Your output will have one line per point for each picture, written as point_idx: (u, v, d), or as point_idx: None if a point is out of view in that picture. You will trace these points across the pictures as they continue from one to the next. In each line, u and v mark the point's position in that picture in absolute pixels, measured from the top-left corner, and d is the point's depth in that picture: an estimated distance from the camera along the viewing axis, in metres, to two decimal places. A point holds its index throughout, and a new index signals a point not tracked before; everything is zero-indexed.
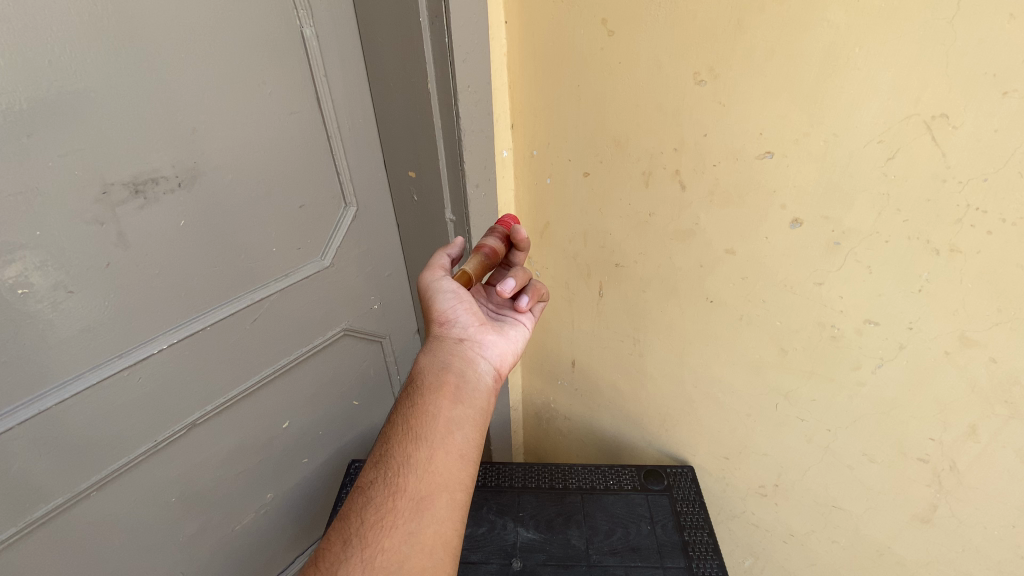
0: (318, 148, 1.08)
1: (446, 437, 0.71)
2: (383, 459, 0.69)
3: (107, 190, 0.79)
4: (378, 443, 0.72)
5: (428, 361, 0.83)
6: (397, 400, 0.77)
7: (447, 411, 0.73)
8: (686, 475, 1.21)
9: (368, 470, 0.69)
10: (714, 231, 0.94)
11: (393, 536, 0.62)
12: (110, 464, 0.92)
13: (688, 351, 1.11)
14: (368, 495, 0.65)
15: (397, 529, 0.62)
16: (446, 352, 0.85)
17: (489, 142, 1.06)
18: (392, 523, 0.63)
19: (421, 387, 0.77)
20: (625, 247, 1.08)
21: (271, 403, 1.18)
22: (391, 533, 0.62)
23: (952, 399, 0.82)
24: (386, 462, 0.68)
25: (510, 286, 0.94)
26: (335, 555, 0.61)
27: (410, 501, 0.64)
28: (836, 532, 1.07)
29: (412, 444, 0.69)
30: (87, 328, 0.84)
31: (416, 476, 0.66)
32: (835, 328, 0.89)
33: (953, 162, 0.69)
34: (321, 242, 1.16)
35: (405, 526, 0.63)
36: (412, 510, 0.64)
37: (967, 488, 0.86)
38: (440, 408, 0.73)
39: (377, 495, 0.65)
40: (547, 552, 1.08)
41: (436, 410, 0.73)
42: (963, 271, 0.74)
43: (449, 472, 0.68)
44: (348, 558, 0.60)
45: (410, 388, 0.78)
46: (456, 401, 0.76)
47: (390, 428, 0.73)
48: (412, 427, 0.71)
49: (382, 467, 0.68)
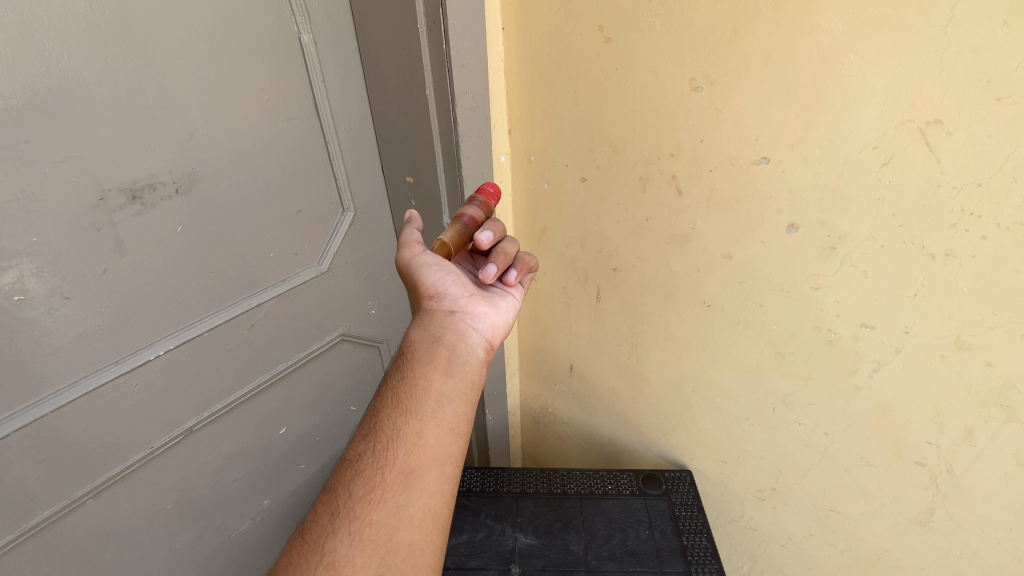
0: (315, 153, 1.08)
1: (437, 412, 0.70)
2: (371, 433, 0.68)
3: (104, 196, 0.79)
4: (366, 416, 0.72)
5: (418, 334, 0.82)
6: (386, 373, 0.77)
7: (437, 385, 0.73)
8: (685, 479, 1.21)
9: (357, 442, 0.68)
10: (711, 236, 0.94)
11: (382, 511, 0.62)
12: (106, 472, 0.92)
13: (686, 355, 1.11)
14: (357, 469, 0.65)
15: (385, 502, 0.62)
16: (436, 325, 0.84)
17: (486, 148, 1.07)
18: (380, 496, 0.62)
19: (410, 360, 0.76)
20: (622, 252, 1.08)
21: (268, 408, 1.17)
22: (379, 506, 0.62)
23: (948, 403, 0.82)
24: (376, 435, 0.68)
25: (494, 271, 0.87)
26: (323, 529, 0.60)
27: (399, 475, 0.64)
28: (835, 536, 1.07)
29: (401, 417, 0.69)
30: (84, 334, 0.83)
31: (406, 450, 0.66)
32: (831, 332, 0.89)
33: (948, 168, 0.69)
34: (318, 247, 1.15)
35: (393, 500, 0.63)
36: (401, 484, 0.63)
37: (964, 491, 0.87)
38: (430, 382, 0.73)
39: (366, 468, 0.65)
40: (546, 558, 1.07)
41: (426, 385, 0.72)
42: (959, 275, 0.74)
43: (440, 447, 0.68)
44: (336, 531, 0.60)
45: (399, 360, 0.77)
46: (447, 374, 0.75)
47: (379, 401, 0.72)
48: (401, 401, 0.70)
49: (370, 441, 0.67)
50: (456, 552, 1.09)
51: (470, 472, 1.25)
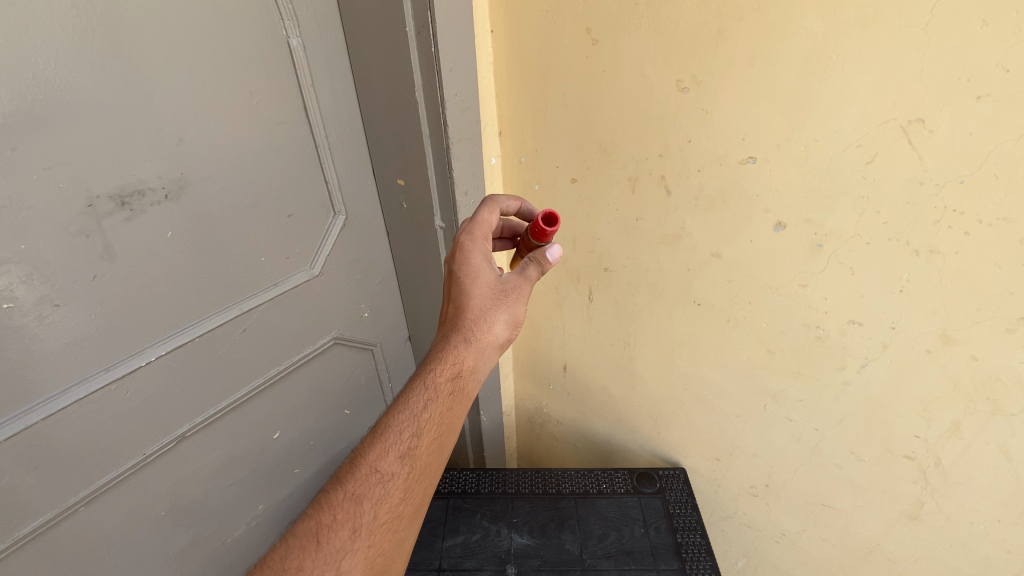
0: (305, 157, 1.08)
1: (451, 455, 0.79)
2: (409, 458, 0.73)
3: (92, 202, 0.79)
4: (404, 429, 0.75)
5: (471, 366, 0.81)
6: (430, 384, 0.77)
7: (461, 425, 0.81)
8: (678, 477, 1.22)
9: (393, 460, 0.73)
10: (700, 235, 0.95)
11: (393, 540, 0.70)
12: (98, 479, 0.91)
13: (678, 354, 1.11)
14: (387, 491, 0.71)
15: (398, 532, 0.71)
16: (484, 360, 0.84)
17: (476, 150, 1.07)
18: (397, 527, 0.71)
19: (460, 386, 0.79)
20: (613, 252, 1.09)
21: (261, 413, 1.17)
22: (393, 534, 0.70)
23: (935, 397, 0.84)
24: (412, 463, 0.73)
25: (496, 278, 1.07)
26: (343, 543, 0.66)
27: (415, 510, 0.73)
28: (827, 531, 1.08)
29: (435, 454, 0.76)
30: (74, 341, 0.83)
31: (427, 487, 0.75)
32: (820, 329, 0.90)
33: (930, 165, 0.70)
34: (309, 251, 1.15)
35: (403, 530, 0.72)
36: (414, 517, 0.73)
37: (953, 484, 0.88)
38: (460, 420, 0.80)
39: (396, 494, 0.71)
40: (541, 558, 1.07)
41: (458, 424, 0.80)
42: (943, 271, 0.76)
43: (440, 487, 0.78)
44: (356, 549, 0.67)
45: (450, 380, 0.78)
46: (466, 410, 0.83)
47: (417, 417, 0.76)
48: (439, 436, 0.76)
49: (406, 466, 0.73)
50: (452, 554, 1.09)
51: (465, 474, 1.25)
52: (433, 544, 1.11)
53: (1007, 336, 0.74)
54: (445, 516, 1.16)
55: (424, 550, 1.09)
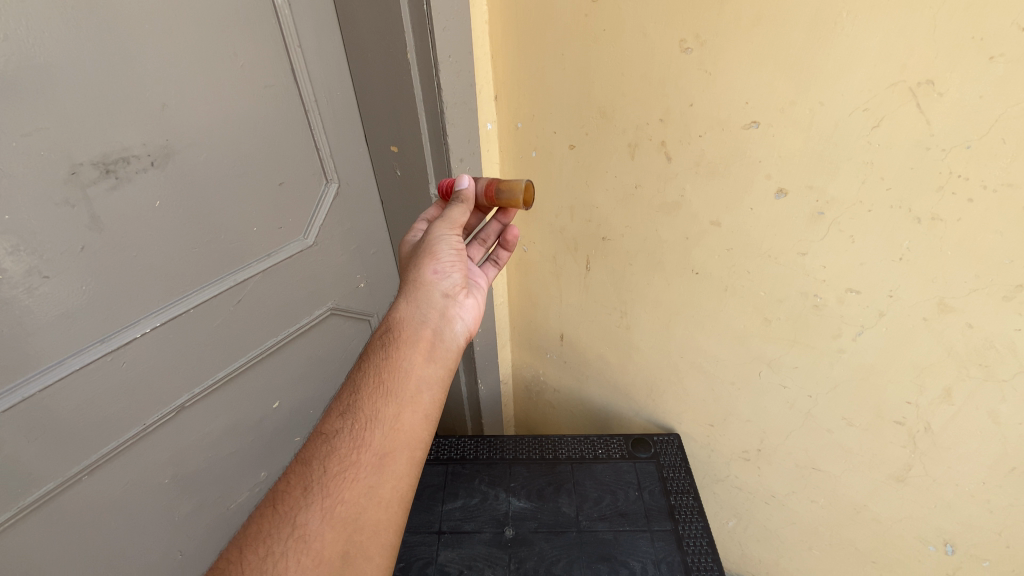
0: (294, 123, 1.05)
1: (415, 397, 0.72)
2: (350, 410, 0.69)
3: (75, 170, 0.77)
4: (346, 392, 0.72)
5: (410, 315, 0.80)
6: (369, 350, 0.77)
7: (419, 368, 0.75)
8: (672, 442, 1.24)
9: (336, 419, 0.69)
10: (700, 204, 0.94)
11: (353, 490, 0.63)
12: (100, 448, 0.92)
13: (674, 323, 1.11)
14: (334, 445, 0.66)
15: (358, 482, 0.64)
16: (428, 306, 0.82)
17: (472, 115, 1.04)
18: (354, 475, 0.64)
19: (397, 338, 0.77)
20: (611, 221, 1.07)
21: (259, 384, 1.18)
22: (352, 485, 0.64)
23: (929, 363, 0.84)
24: (355, 413, 0.69)
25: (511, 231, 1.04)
26: (295, 501, 0.61)
27: (373, 457, 0.66)
28: (816, 493, 1.11)
29: (382, 399, 0.70)
30: (66, 313, 0.82)
31: (382, 432, 0.68)
32: (817, 298, 0.90)
33: (937, 129, 0.69)
34: (302, 220, 1.13)
35: (366, 480, 0.65)
36: (375, 465, 0.65)
37: (941, 448, 0.90)
38: (413, 365, 0.74)
39: (343, 446, 0.66)
40: (538, 520, 1.10)
41: (409, 367, 0.74)
42: (944, 239, 0.75)
43: (415, 431, 0.70)
44: (308, 505, 0.61)
45: (386, 339, 0.77)
46: (430, 359, 0.77)
47: (360, 377, 0.73)
48: (383, 382, 0.71)
49: (349, 419, 0.68)
50: (451, 517, 1.11)
51: (463, 441, 1.27)
52: (434, 508, 1.13)
53: (1004, 304, 0.74)
54: (444, 481, 1.18)
55: (423, 514, 1.12)
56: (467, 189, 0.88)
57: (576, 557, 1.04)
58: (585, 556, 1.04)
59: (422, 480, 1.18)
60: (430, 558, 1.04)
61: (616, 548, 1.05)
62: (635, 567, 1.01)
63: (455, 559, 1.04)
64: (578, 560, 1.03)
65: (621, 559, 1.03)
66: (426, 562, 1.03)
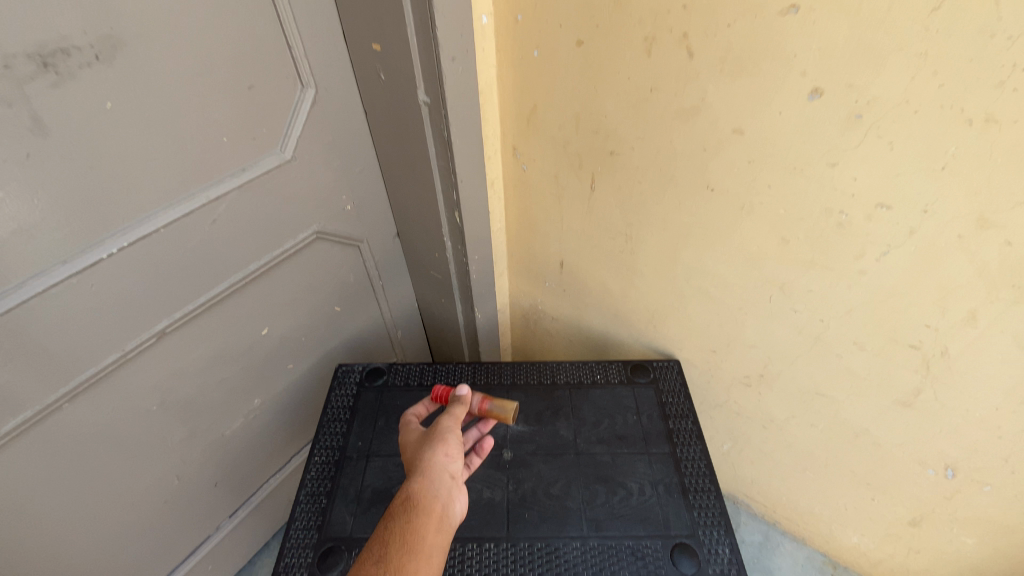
0: (260, 13, 0.90)
1: (434, 557, 0.71)
2: (381, 561, 0.67)
3: (8, 63, 0.66)
4: (373, 545, 0.70)
5: (423, 490, 0.76)
6: (386, 514, 0.74)
7: (435, 539, 0.73)
8: (672, 368, 1.22)
9: (368, 566, 0.67)
10: (721, 108, 0.84)
11: None
12: (78, 374, 0.88)
13: (684, 245, 1.04)
14: None
15: None
16: (439, 480, 0.79)
17: (464, 4, 0.90)
18: None
19: (414, 508, 0.74)
20: (620, 131, 0.97)
21: (243, 311, 1.11)
22: None
23: (957, 285, 0.79)
24: (385, 566, 0.67)
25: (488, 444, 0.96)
26: None
27: None
28: (816, 417, 1.11)
29: (408, 557, 0.69)
30: (20, 229, 0.74)
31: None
32: (843, 214, 0.83)
33: (1008, 11, 0.59)
34: (278, 130, 1.02)
35: None
36: None
37: (954, 372, 0.87)
38: (431, 535, 0.72)
39: None
40: (536, 443, 1.09)
41: (426, 538, 0.72)
42: (995, 144, 0.67)
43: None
44: None
45: (402, 506, 0.74)
46: (442, 528, 0.75)
47: (384, 534, 0.71)
48: (407, 544, 0.70)
49: (381, 566, 0.67)
50: None
51: (460, 367, 1.24)
52: None
53: None
54: None
55: None
56: (468, 394, 0.94)
57: (574, 477, 1.03)
58: (583, 476, 1.03)
59: None
60: None
61: (613, 469, 1.04)
62: (632, 486, 1.01)
63: None
64: (576, 481, 1.03)
65: (618, 479, 1.02)
66: None
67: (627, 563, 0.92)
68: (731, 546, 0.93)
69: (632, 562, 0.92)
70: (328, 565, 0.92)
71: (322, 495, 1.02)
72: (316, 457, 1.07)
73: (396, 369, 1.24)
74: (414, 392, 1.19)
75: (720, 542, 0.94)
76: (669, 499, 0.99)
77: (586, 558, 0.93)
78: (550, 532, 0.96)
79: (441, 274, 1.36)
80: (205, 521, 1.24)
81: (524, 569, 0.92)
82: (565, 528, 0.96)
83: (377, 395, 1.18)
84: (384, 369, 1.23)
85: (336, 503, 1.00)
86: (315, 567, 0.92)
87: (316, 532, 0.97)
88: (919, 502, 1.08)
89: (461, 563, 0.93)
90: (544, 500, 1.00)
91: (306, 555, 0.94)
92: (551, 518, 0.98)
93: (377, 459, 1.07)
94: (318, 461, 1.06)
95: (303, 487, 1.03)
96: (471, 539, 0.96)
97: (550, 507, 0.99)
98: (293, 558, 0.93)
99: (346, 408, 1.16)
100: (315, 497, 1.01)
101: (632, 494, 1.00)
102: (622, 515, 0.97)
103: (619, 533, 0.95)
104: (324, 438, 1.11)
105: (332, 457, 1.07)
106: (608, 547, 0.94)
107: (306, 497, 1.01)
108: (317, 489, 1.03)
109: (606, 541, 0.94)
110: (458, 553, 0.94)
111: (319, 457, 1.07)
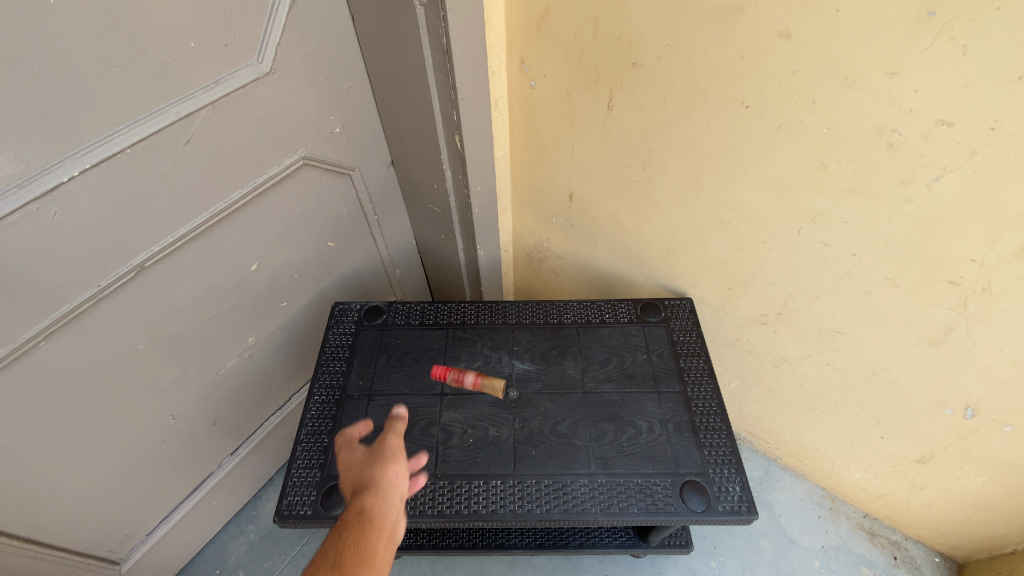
0: None
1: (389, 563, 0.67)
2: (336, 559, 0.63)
3: None
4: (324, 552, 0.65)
5: (375, 503, 0.76)
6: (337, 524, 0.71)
7: (390, 547, 0.69)
8: (685, 306, 1.16)
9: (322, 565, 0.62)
10: (767, 6, 0.72)
11: None
12: (54, 311, 0.81)
13: (708, 172, 0.95)
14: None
15: None
16: (388, 492, 0.80)
17: None
18: None
19: (366, 516, 0.73)
20: (645, 38, 0.85)
21: (229, 244, 1.03)
22: None
23: (1016, 214, 0.71)
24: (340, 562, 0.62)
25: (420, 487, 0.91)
26: None
27: None
28: (833, 356, 1.07)
29: (365, 556, 0.65)
30: None
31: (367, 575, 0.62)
32: (896, 134, 0.74)
33: None
34: (254, 36, 0.88)
35: None
36: None
37: (993, 310, 0.82)
38: (387, 540, 0.70)
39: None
40: (543, 382, 1.05)
41: (382, 542, 0.69)
42: None
43: None
44: None
45: (353, 514, 0.73)
46: (396, 539, 0.72)
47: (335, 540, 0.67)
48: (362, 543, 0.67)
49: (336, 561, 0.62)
50: (453, 380, 1.05)
51: (463, 305, 1.18)
52: (435, 371, 1.07)
53: None
54: (444, 346, 1.11)
55: (424, 377, 1.06)
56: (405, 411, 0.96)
57: (582, 416, 1.00)
58: (591, 415, 1.00)
59: (420, 345, 1.11)
60: (433, 419, 1.00)
61: (622, 408, 1.00)
62: (641, 425, 0.98)
63: (459, 419, 1.00)
64: (583, 419, 0.99)
65: (627, 418, 0.99)
66: (430, 422, 0.99)
67: (636, 500, 0.90)
68: (742, 483, 0.92)
69: (641, 499, 0.90)
70: (333, 502, 0.90)
71: (323, 434, 0.98)
72: (316, 396, 1.04)
73: (396, 307, 1.18)
74: (416, 331, 1.13)
75: (731, 480, 0.92)
76: (680, 437, 0.97)
77: (594, 495, 0.91)
78: (558, 469, 0.94)
79: (441, 207, 1.27)
80: (207, 458, 1.22)
81: (532, 506, 0.90)
82: (573, 465, 0.94)
83: (377, 334, 1.13)
84: (384, 307, 1.17)
85: (339, 442, 0.97)
86: (320, 504, 0.90)
87: (320, 470, 0.94)
88: (931, 440, 1.07)
89: (467, 499, 0.91)
90: (552, 439, 0.97)
91: (310, 493, 0.92)
92: (559, 456, 0.95)
93: (379, 398, 1.03)
94: (317, 401, 1.03)
95: (304, 426, 0.99)
96: (477, 477, 0.93)
97: (558, 445, 0.96)
98: (297, 496, 0.91)
99: (345, 347, 1.11)
100: (317, 436, 0.98)
101: (642, 433, 0.97)
102: (631, 454, 0.95)
103: (628, 471, 0.93)
104: (323, 377, 1.06)
105: (332, 396, 1.03)
106: (616, 484, 0.92)
107: (307, 435, 0.98)
108: (318, 428, 0.99)
109: (615, 478, 0.92)
110: (464, 491, 0.92)
111: (319, 396, 1.03)
